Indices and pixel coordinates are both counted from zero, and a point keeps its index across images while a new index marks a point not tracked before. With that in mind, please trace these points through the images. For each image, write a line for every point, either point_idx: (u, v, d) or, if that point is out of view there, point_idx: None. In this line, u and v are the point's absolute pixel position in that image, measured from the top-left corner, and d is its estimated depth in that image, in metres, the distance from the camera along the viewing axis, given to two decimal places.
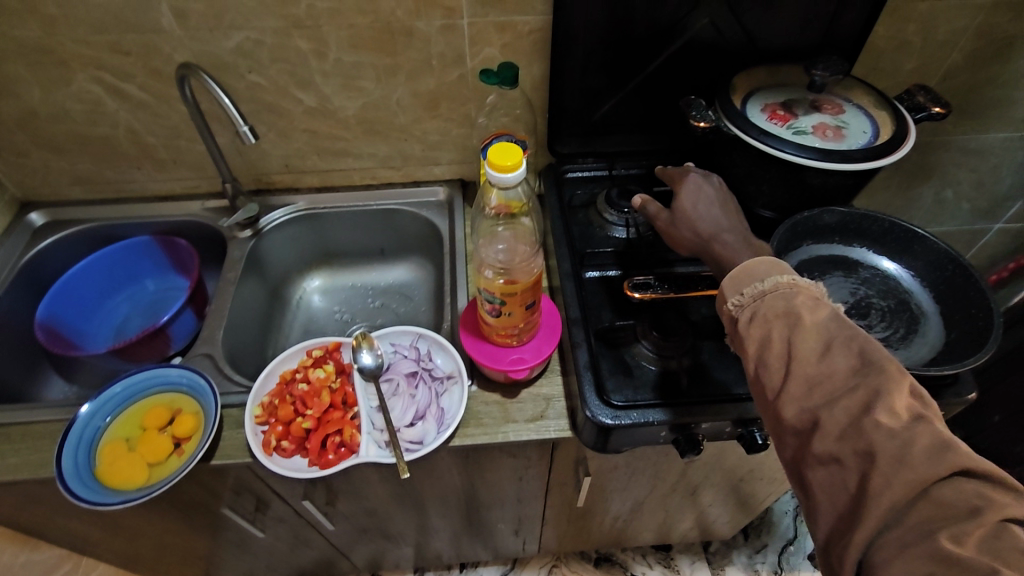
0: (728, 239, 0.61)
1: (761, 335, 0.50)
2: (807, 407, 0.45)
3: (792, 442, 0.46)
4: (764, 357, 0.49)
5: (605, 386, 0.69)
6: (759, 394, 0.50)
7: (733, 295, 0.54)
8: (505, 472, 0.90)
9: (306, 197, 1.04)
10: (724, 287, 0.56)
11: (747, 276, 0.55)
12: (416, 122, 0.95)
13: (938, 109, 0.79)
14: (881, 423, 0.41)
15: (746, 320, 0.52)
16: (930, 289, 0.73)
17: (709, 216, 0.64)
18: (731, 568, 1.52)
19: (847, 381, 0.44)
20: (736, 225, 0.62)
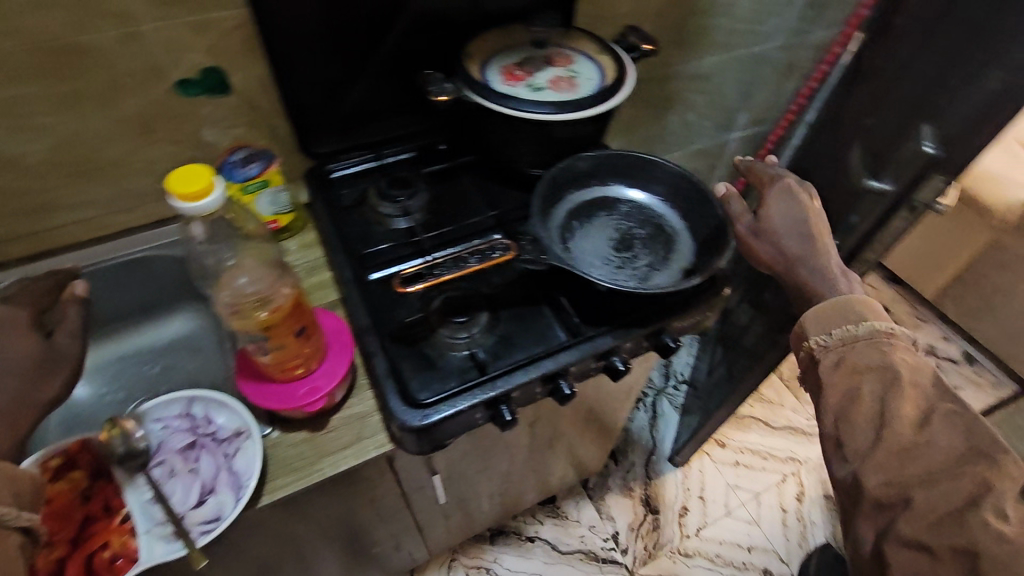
0: (810, 260, 0.70)
1: (848, 392, 0.61)
2: (892, 480, 0.54)
3: (876, 517, 0.55)
4: (855, 410, 0.59)
5: (411, 389, 0.66)
6: (838, 450, 0.60)
7: (817, 334, 0.66)
8: (353, 500, 0.85)
9: (16, 272, 0.84)
10: (807, 322, 0.67)
11: (837, 315, 0.65)
12: (132, 152, 0.81)
13: (647, 46, 0.87)
14: (987, 521, 0.48)
15: (833, 362, 0.63)
16: (677, 209, 0.80)
17: (799, 237, 0.72)
18: (610, 495, 1.63)
19: (949, 470, 0.53)
20: (792, 247, 0.72)
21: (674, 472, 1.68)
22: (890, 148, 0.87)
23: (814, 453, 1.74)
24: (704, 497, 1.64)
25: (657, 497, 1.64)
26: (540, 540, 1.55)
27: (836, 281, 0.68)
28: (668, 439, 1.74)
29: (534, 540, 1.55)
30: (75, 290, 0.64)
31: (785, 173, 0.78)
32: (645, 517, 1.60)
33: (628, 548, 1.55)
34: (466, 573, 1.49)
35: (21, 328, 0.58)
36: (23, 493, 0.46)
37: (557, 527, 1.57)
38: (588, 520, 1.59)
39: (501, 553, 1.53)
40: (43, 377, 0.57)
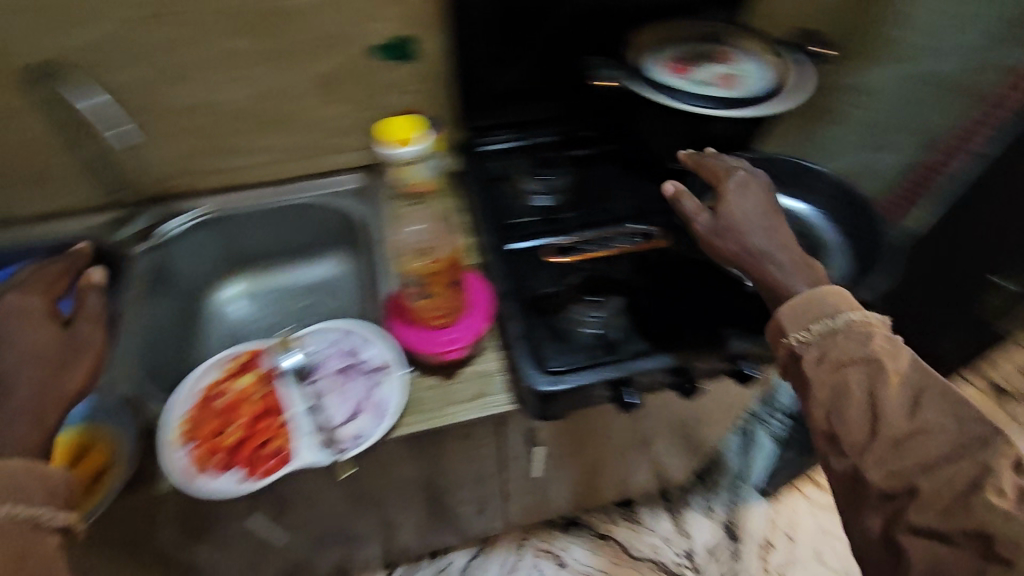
0: (782, 258, 0.59)
1: (835, 384, 0.49)
2: (897, 472, 0.44)
3: (878, 512, 0.44)
4: (842, 409, 0.48)
5: (542, 356, 0.69)
6: (829, 444, 0.49)
7: (794, 330, 0.53)
8: (459, 454, 0.90)
9: (209, 200, 0.97)
10: (783, 319, 0.54)
11: (814, 309, 0.53)
12: (316, 107, 0.90)
13: (820, 51, 0.84)
14: (996, 506, 0.39)
15: (813, 357, 0.51)
16: (835, 224, 0.77)
17: (771, 240, 0.60)
18: (690, 511, 1.59)
19: (951, 450, 0.43)
20: (774, 243, 0.60)
21: (762, 503, 1.60)
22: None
23: None
24: (792, 536, 1.55)
25: (740, 524, 1.57)
26: (612, 540, 1.54)
27: (795, 283, 0.57)
28: (760, 468, 1.66)
29: (606, 538, 1.55)
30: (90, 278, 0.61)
31: (737, 165, 0.67)
32: (724, 542, 1.54)
33: (701, 569, 1.50)
34: (535, 554, 1.52)
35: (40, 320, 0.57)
36: (53, 501, 0.46)
37: (630, 531, 1.56)
38: (663, 531, 1.56)
39: (571, 544, 1.54)
40: (71, 365, 0.56)
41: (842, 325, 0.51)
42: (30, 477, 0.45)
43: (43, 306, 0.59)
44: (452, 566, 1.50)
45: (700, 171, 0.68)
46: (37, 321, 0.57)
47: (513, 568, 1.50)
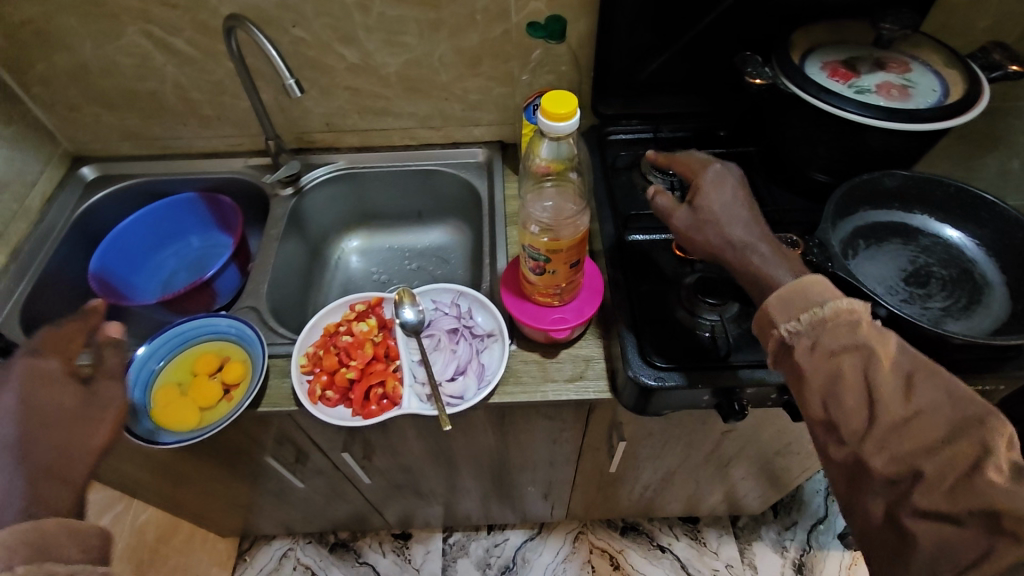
0: (763, 249, 0.56)
1: (828, 371, 0.47)
2: (898, 456, 0.43)
3: (880, 493, 0.44)
4: (837, 395, 0.46)
5: (648, 350, 0.68)
6: (829, 434, 0.47)
7: (785, 320, 0.51)
8: (540, 433, 0.92)
9: (346, 156, 1.04)
10: (772, 309, 0.52)
11: (800, 298, 0.51)
12: (457, 79, 0.94)
13: (1016, 68, 0.74)
14: (992, 480, 0.39)
15: (807, 348, 0.49)
16: (997, 260, 0.68)
17: (744, 230, 0.58)
18: (758, 543, 1.51)
19: (948, 429, 0.42)
20: (744, 226, 0.58)
21: (841, 553, 1.49)
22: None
23: None
24: None
25: (812, 569, 1.47)
26: (670, 554, 1.50)
27: (778, 274, 0.54)
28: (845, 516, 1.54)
29: (665, 551, 1.51)
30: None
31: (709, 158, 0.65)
32: None
33: None
34: (589, 550, 1.51)
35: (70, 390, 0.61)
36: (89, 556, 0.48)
37: (691, 549, 1.51)
38: (726, 558, 1.49)
39: (628, 548, 1.51)
40: (88, 423, 0.54)
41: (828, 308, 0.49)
42: (50, 539, 0.46)
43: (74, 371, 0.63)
44: (507, 543, 1.53)
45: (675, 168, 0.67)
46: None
47: (565, 558, 1.50)
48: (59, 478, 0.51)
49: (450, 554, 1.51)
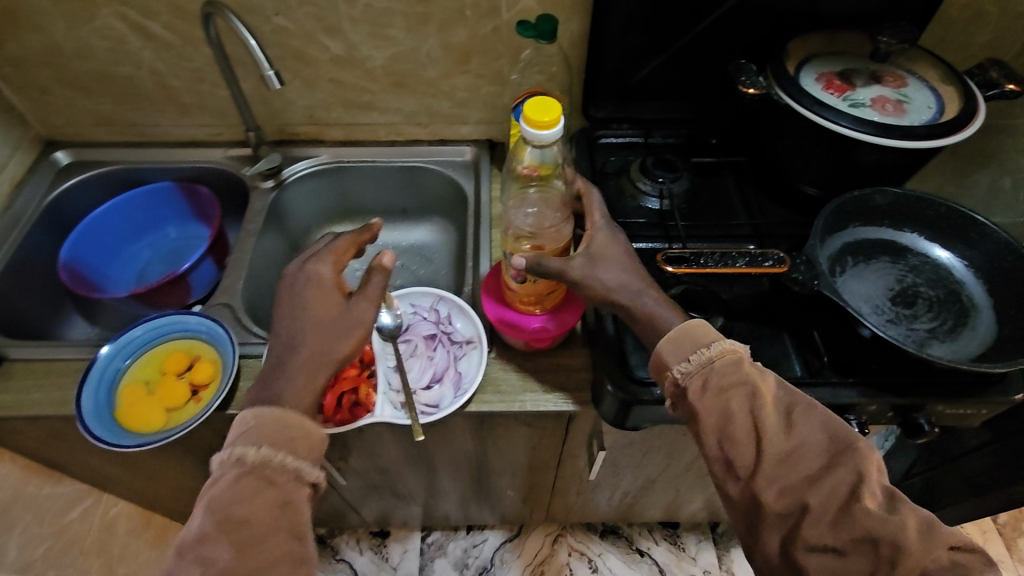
0: (650, 296, 0.60)
1: (722, 409, 0.52)
2: (787, 488, 0.49)
3: (778, 527, 0.49)
4: (731, 432, 0.51)
5: (630, 364, 0.66)
6: (726, 472, 0.52)
7: (676, 361, 0.55)
8: (519, 440, 0.90)
9: (330, 150, 1.01)
10: (665, 352, 0.56)
11: (689, 341, 0.56)
12: (445, 75, 0.91)
13: (1012, 87, 0.73)
14: (869, 509, 0.46)
15: (699, 391, 0.53)
16: (986, 282, 0.67)
17: (621, 269, 0.62)
18: (737, 550, 1.51)
19: (825, 461, 0.49)
20: (623, 267, 0.62)
21: None
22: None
23: None
24: None
25: None
26: (648, 559, 1.50)
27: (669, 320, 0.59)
28: None
29: (643, 555, 1.51)
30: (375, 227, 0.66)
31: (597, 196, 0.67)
32: None
33: None
34: (568, 553, 1.51)
35: (331, 292, 0.61)
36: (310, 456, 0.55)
37: (670, 554, 1.51)
38: (704, 563, 1.49)
39: (607, 551, 1.51)
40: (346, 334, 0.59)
41: (715, 351, 0.54)
42: (277, 421, 0.54)
43: (334, 277, 0.62)
44: (485, 543, 1.52)
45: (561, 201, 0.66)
46: (325, 292, 0.61)
47: (543, 561, 1.50)
48: (302, 378, 0.57)
49: (428, 553, 1.50)
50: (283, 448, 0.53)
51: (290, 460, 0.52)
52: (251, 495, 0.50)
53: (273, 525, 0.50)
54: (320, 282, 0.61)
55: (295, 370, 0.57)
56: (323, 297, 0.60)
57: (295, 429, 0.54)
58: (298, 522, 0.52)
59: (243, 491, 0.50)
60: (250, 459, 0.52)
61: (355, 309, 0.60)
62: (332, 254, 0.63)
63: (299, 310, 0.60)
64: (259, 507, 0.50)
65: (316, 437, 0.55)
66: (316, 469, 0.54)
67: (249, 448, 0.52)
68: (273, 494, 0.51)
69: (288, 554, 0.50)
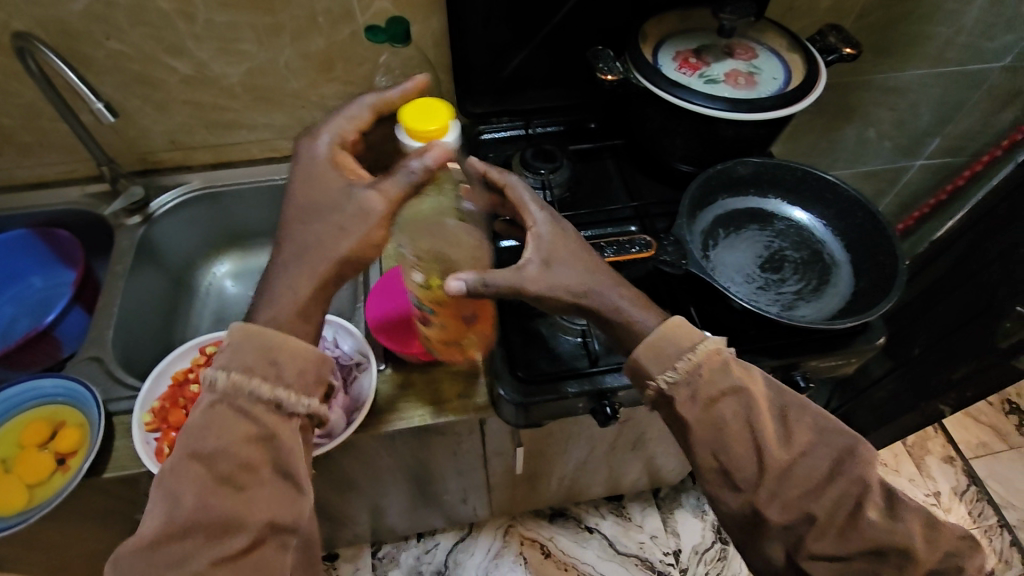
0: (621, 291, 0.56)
1: (714, 422, 0.52)
2: (791, 501, 0.51)
3: (782, 538, 0.51)
4: (730, 448, 0.52)
5: (520, 363, 0.67)
6: (723, 484, 0.53)
7: (660, 371, 0.53)
8: (439, 449, 0.89)
9: (201, 176, 0.95)
10: (645, 362, 0.53)
11: (669, 346, 0.53)
12: (310, 86, 0.87)
13: (849, 50, 0.77)
14: (873, 519, 0.50)
15: (688, 399, 0.52)
16: (843, 238, 0.71)
17: (583, 272, 0.55)
18: (679, 510, 1.58)
19: (827, 470, 0.51)
20: (578, 266, 0.55)
21: None
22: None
23: None
24: None
25: None
26: (599, 534, 1.54)
27: (646, 322, 0.55)
28: None
29: (593, 531, 1.55)
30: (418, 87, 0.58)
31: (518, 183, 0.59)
32: (712, 544, 1.53)
33: (686, 569, 1.49)
34: (520, 543, 1.53)
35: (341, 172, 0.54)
36: (302, 385, 0.51)
37: (617, 526, 1.55)
38: (651, 529, 1.55)
39: (558, 533, 1.54)
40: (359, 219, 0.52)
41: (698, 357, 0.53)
42: (260, 352, 0.49)
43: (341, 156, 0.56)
44: (437, 548, 1.52)
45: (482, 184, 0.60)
46: (333, 171, 0.55)
47: (498, 554, 1.51)
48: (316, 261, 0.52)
49: (381, 567, 1.49)
50: (259, 374, 0.49)
51: (263, 390, 0.49)
52: (222, 427, 0.48)
53: (255, 460, 0.48)
54: (328, 164, 0.54)
55: (296, 252, 0.53)
56: (328, 175, 0.54)
57: (282, 357, 0.50)
58: (284, 463, 0.50)
59: (214, 419, 0.48)
60: (221, 385, 0.49)
61: (366, 192, 0.52)
62: (340, 129, 0.56)
63: (307, 187, 0.54)
64: (233, 441, 0.48)
65: (307, 361, 0.51)
66: (301, 404, 0.51)
67: (223, 369, 0.49)
68: (250, 429, 0.48)
69: (274, 501, 0.49)
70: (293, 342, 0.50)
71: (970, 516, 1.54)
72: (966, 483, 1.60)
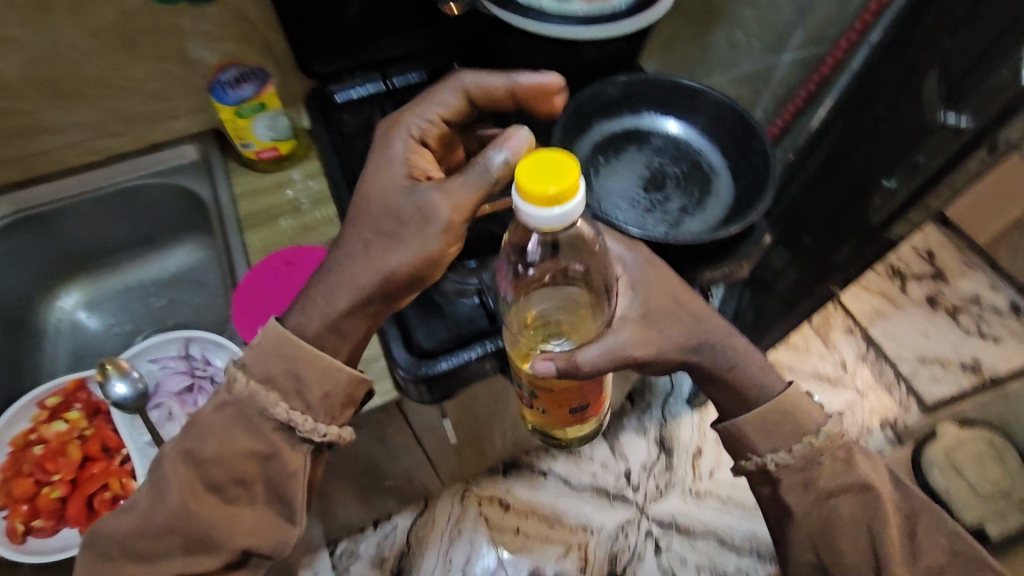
0: (726, 349, 0.62)
1: (825, 514, 0.61)
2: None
3: None
4: (836, 536, 0.60)
5: (414, 337, 0.63)
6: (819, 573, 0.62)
7: (769, 452, 0.61)
8: (362, 442, 0.84)
9: (9, 199, 0.81)
10: (755, 441, 0.62)
11: (785, 421, 0.61)
12: (113, 68, 0.74)
13: None
14: None
15: (795, 476, 0.61)
16: (720, 145, 0.70)
17: (684, 320, 0.61)
18: (624, 434, 1.63)
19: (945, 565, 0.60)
20: (682, 320, 0.60)
21: (691, 416, 1.65)
22: (990, 55, 0.73)
23: (841, 400, 1.66)
24: (719, 442, 1.61)
25: (671, 437, 1.62)
26: (552, 475, 1.57)
27: (760, 396, 0.62)
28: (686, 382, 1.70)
29: (547, 474, 1.57)
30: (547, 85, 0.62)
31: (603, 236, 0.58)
32: (658, 457, 1.60)
33: (638, 486, 1.56)
34: (479, 503, 1.53)
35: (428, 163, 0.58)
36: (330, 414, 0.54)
37: (569, 463, 1.59)
38: (601, 458, 1.60)
39: (514, 484, 1.56)
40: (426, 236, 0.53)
41: (715, 326, 0.62)
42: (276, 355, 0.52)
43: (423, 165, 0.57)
44: (397, 529, 1.50)
45: (563, 246, 0.52)
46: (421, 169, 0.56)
47: (459, 519, 1.51)
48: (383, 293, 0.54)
49: (343, 564, 1.46)
50: (276, 389, 0.53)
51: (280, 411, 0.52)
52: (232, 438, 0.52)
53: (252, 476, 0.53)
54: (402, 159, 0.57)
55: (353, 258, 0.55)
56: (391, 165, 0.57)
57: (334, 383, 0.54)
58: (279, 484, 0.54)
59: (220, 429, 0.53)
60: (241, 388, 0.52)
61: (429, 196, 0.53)
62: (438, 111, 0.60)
63: (376, 175, 0.57)
64: (229, 457, 0.52)
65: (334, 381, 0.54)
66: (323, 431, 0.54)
67: (240, 376, 0.53)
68: (257, 443, 0.53)
69: (261, 523, 0.54)
70: (323, 361, 0.53)
71: (873, 376, 1.71)
72: (867, 347, 1.76)
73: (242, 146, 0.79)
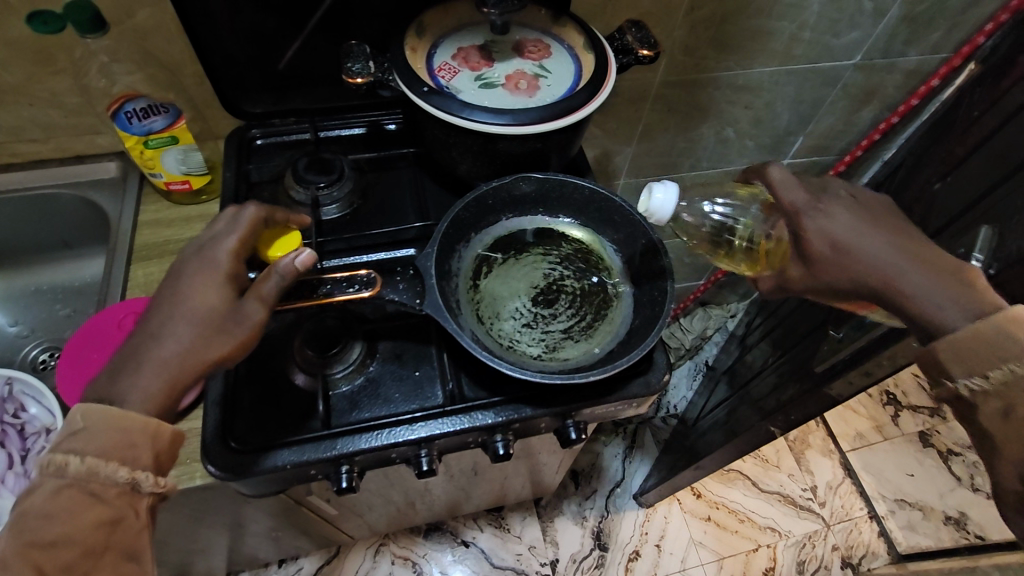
0: (924, 267, 0.49)
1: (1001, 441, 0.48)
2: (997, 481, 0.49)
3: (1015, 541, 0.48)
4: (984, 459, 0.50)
5: (232, 425, 0.56)
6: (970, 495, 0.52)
7: (964, 376, 0.47)
8: (213, 510, 0.75)
9: None
10: (945, 361, 0.47)
11: (978, 349, 0.46)
12: (31, 80, 0.70)
13: (646, 52, 0.66)
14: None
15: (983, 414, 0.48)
16: (629, 267, 0.65)
17: (849, 256, 0.51)
18: (560, 519, 1.42)
19: None
20: (860, 251, 0.51)
21: (637, 512, 1.44)
22: None
23: (802, 528, 1.45)
24: (661, 546, 1.40)
25: (610, 533, 1.41)
26: (475, 548, 1.37)
27: (944, 307, 0.48)
28: (642, 474, 1.48)
29: (468, 546, 1.38)
30: (292, 263, 0.51)
31: (782, 182, 0.56)
32: (591, 551, 1.39)
33: None
34: (392, 562, 1.35)
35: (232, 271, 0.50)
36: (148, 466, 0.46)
37: (494, 539, 1.38)
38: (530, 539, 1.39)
39: (432, 550, 1.37)
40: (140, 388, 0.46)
41: (881, 256, 0.50)
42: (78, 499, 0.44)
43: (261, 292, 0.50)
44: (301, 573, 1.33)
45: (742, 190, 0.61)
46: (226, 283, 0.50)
47: None
48: (112, 424, 0.45)
49: None
50: (119, 458, 0.44)
51: (72, 527, 0.43)
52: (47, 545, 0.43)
53: (92, 544, 0.44)
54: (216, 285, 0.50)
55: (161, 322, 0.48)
56: (175, 290, 0.50)
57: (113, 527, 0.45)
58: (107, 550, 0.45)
59: (60, 508, 0.43)
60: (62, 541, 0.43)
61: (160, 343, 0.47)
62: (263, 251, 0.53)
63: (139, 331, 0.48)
64: (80, 529, 0.43)
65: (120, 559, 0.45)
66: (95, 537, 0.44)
67: (74, 454, 0.44)
68: (98, 513, 0.44)
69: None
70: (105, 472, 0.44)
71: (843, 509, 1.49)
72: (842, 476, 1.54)
73: (151, 175, 0.76)
